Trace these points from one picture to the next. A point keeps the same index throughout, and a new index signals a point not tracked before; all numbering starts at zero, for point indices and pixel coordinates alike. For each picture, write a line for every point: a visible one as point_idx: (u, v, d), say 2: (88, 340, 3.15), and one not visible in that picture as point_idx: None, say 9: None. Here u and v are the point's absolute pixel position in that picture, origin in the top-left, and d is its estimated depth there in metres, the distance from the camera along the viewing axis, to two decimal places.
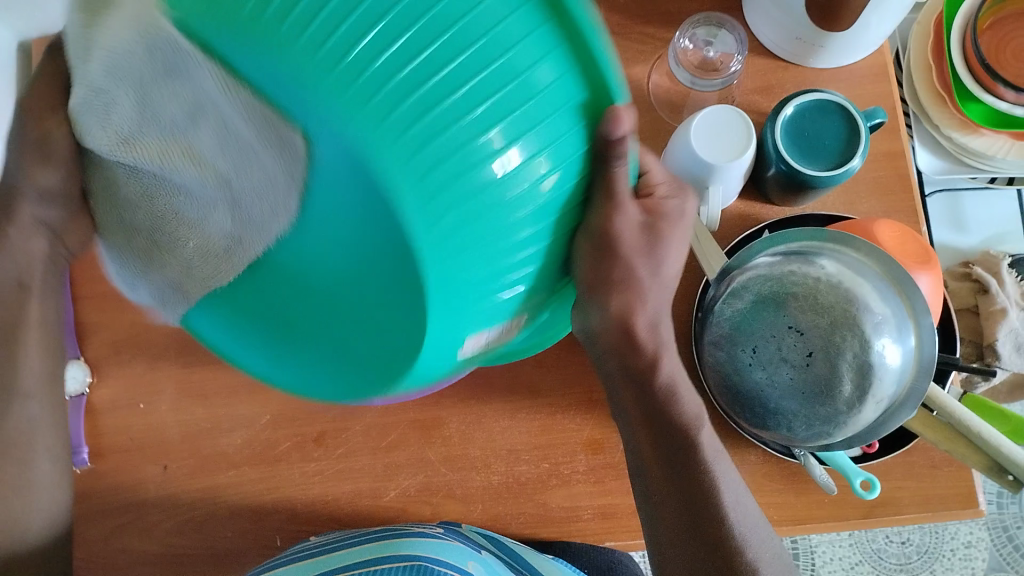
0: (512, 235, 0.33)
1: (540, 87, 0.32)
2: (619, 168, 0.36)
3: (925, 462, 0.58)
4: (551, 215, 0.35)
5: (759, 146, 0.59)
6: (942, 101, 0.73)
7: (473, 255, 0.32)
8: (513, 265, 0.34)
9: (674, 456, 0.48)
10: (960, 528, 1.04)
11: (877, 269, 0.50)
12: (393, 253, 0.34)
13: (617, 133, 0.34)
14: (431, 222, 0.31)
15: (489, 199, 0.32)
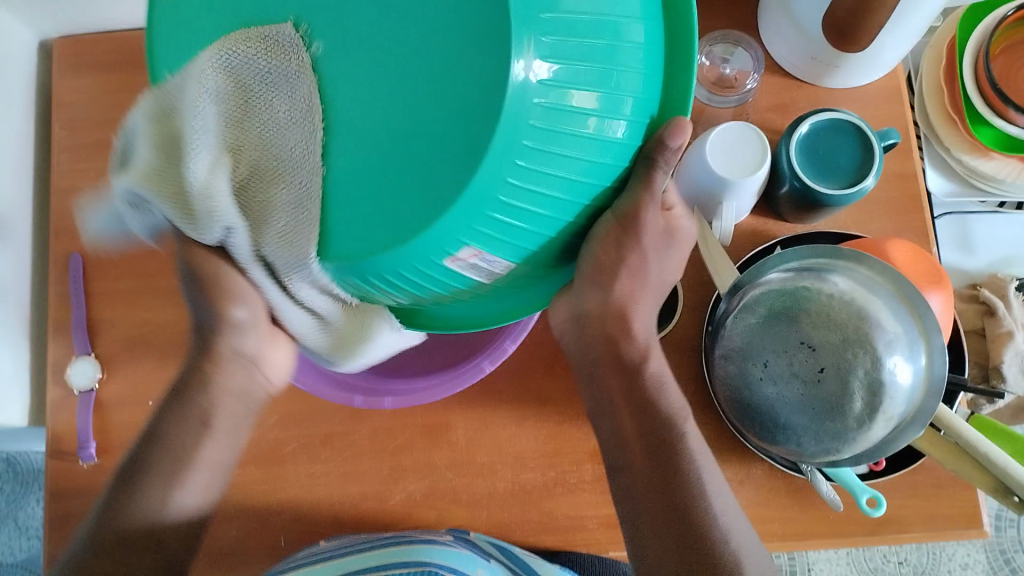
0: (563, 165, 0.37)
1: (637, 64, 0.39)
2: (660, 175, 0.42)
3: (930, 482, 0.58)
4: (593, 175, 0.40)
5: (773, 163, 0.59)
6: (953, 124, 0.74)
7: (534, 163, 0.36)
8: (545, 199, 0.38)
9: (664, 467, 0.49)
10: (958, 549, 1.04)
11: (888, 287, 0.50)
12: (433, 127, 0.36)
13: (675, 138, 0.41)
14: (526, 116, 0.35)
15: (568, 121, 0.36)
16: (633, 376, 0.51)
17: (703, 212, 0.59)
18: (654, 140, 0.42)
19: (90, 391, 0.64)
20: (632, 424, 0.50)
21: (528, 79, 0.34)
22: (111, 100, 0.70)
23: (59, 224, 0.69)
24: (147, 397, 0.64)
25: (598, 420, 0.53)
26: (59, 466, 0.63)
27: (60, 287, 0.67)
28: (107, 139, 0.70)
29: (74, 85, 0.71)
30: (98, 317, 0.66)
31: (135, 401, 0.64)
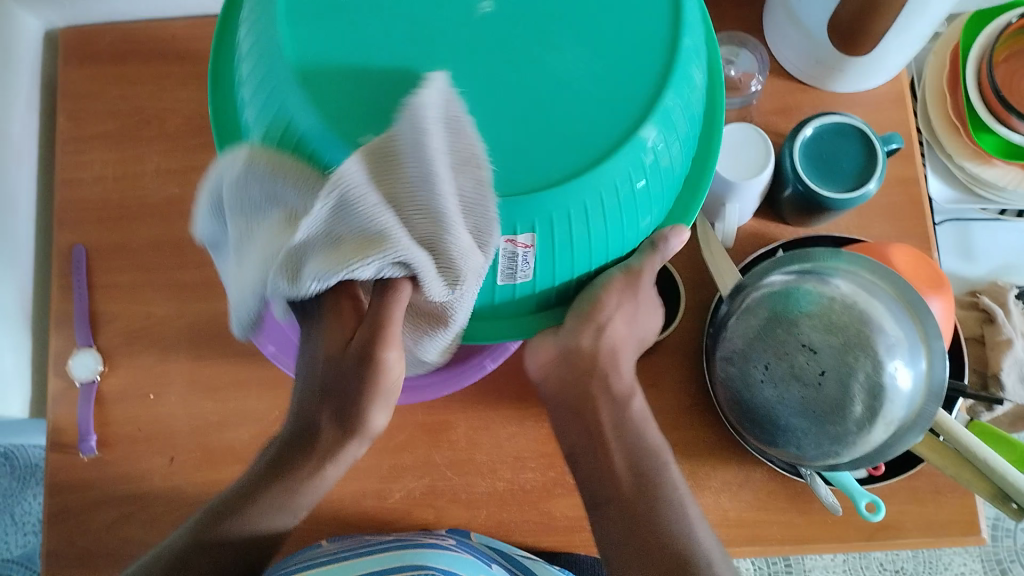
0: (615, 229, 0.45)
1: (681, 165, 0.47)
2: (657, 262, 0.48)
3: (929, 487, 0.58)
4: (619, 244, 0.47)
5: (776, 167, 0.59)
6: (955, 130, 0.74)
7: (598, 217, 0.43)
8: (588, 246, 0.44)
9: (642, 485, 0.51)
10: (954, 559, 1.04)
11: (891, 291, 0.50)
12: (546, 129, 0.41)
13: (677, 239, 0.48)
14: (618, 183, 0.43)
15: (631, 197, 0.44)
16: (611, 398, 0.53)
17: (707, 213, 0.59)
18: (658, 233, 0.48)
19: (92, 383, 0.64)
20: (618, 452, 0.52)
21: (644, 147, 0.42)
22: (117, 94, 0.70)
23: (63, 216, 0.68)
24: (148, 391, 0.64)
25: (578, 456, 0.54)
26: (59, 459, 0.63)
27: (63, 280, 0.67)
28: (113, 132, 0.70)
29: (80, 78, 0.71)
30: (100, 310, 0.66)
31: (135, 395, 0.64)
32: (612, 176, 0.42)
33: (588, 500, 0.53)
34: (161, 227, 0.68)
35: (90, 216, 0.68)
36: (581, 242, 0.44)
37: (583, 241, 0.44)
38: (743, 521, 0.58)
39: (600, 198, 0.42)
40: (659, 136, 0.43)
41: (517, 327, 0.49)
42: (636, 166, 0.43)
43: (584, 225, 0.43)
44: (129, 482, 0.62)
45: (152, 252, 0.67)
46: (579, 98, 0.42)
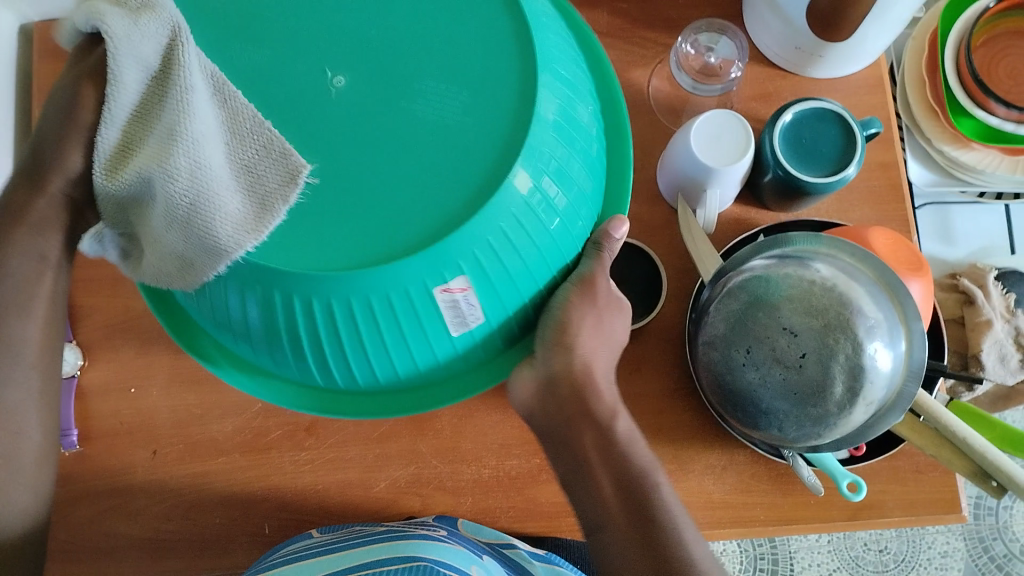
0: (531, 255, 0.45)
1: (583, 171, 0.48)
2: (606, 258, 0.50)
3: (910, 467, 0.59)
4: (552, 262, 0.47)
5: (756, 152, 0.60)
6: (934, 115, 0.75)
7: (509, 251, 0.44)
8: (517, 277, 0.45)
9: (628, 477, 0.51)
10: (937, 538, 1.05)
11: (870, 274, 0.51)
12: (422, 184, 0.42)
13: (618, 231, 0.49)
14: (513, 212, 0.43)
15: (536, 222, 0.44)
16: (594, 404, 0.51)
17: (688, 200, 0.59)
18: (600, 231, 0.50)
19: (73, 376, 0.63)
20: (606, 476, 0.51)
21: (522, 180, 0.42)
22: None
23: None
24: (129, 384, 0.64)
25: (572, 483, 0.53)
26: None
27: None
28: None
29: (54, 71, 0.70)
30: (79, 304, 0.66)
31: (117, 389, 0.64)
32: (513, 208, 0.43)
33: (587, 527, 0.52)
34: None
35: None
36: (511, 280, 0.45)
37: (520, 273, 0.45)
38: (727, 504, 0.59)
39: (506, 232, 0.43)
40: (535, 168, 0.43)
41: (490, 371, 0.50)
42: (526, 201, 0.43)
43: (510, 260, 0.44)
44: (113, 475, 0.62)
45: None
46: (449, 149, 0.43)
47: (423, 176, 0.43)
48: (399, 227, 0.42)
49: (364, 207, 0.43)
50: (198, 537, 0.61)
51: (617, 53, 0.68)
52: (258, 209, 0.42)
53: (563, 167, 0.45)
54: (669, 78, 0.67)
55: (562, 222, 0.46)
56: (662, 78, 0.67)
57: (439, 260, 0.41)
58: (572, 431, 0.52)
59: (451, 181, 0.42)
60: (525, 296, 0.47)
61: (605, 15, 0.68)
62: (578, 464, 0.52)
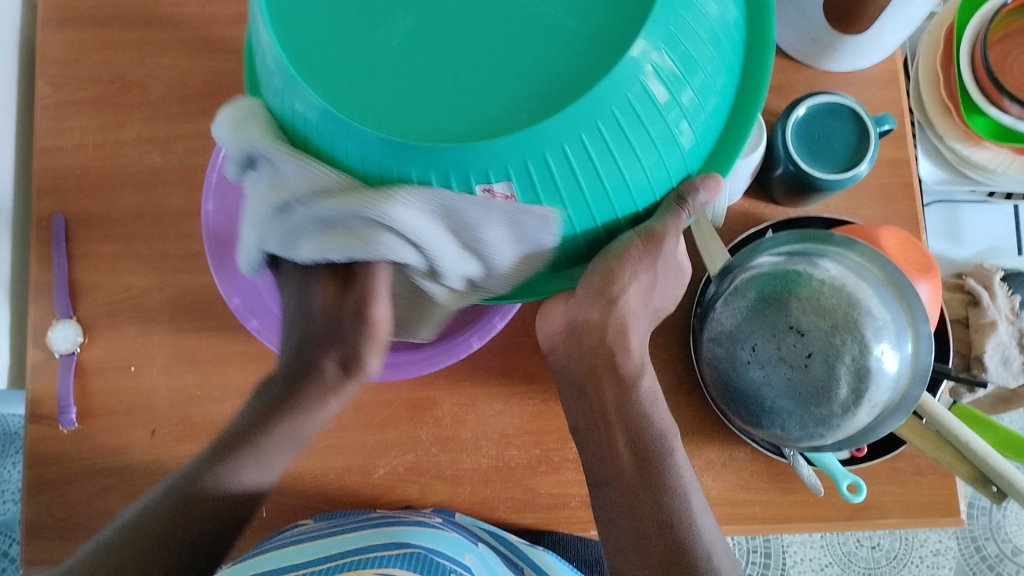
0: (612, 170, 0.40)
1: (704, 92, 0.42)
2: (684, 216, 0.43)
3: (911, 469, 0.58)
4: (629, 193, 0.42)
5: (768, 146, 0.59)
6: (948, 112, 0.73)
7: (593, 158, 0.39)
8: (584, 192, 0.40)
9: (646, 459, 0.50)
10: (930, 535, 1.05)
11: (879, 275, 0.50)
12: (508, 74, 0.38)
13: (705, 197, 0.43)
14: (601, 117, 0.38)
15: (632, 134, 0.39)
16: (626, 390, 0.51)
17: None
18: (684, 187, 0.43)
19: (71, 354, 0.63)
20: (622, 434, 0.51)
21: (632, 73, 0.37)
22: (96, 58, 0.68)
23: (40, 184, 0.67)
24: (129, 363, 0.63)
25: (582, 434, 0.53)
26: (37, 431, 0.62)
27: (41, 248, 0.66)
28: (91, 98, 0.68)
29: (58, 42, 0.69)
30: (78, 280, 0.65)
31: (116, 367, 0.63)
32: (625, 93, 0.38)
33: (592, 480, 0.53)
34: (143, 197, 0.66)
35: (69, 184, 0.67)
36: (583, 195, 0.40)
37: (607, 182, 0.40)
38: (725, 500, 0.58)
39: (588, 138, 0.38)
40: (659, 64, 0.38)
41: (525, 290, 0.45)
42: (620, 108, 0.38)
43: (613, 161, 0.39)
44: (109, 455, 0.62)
45: (132, 222, 0.66)
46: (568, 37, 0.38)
47: (517, 59, 0.38)
48: (469, 107, 0.38)
49: (442, 81, 0.38)
50: None
51: None
52: (506, 231, 0.40)
53: (699, 76, 0.41)
54: None
55: (661, 142, 0.40)
56: None
57: (518, 147, 0.37)
58: (592, 384, 0.52)
59: (550, 70, 0.38)
60: (582, 226, 0.42)
61: None
62: (593, 411, 0.52)
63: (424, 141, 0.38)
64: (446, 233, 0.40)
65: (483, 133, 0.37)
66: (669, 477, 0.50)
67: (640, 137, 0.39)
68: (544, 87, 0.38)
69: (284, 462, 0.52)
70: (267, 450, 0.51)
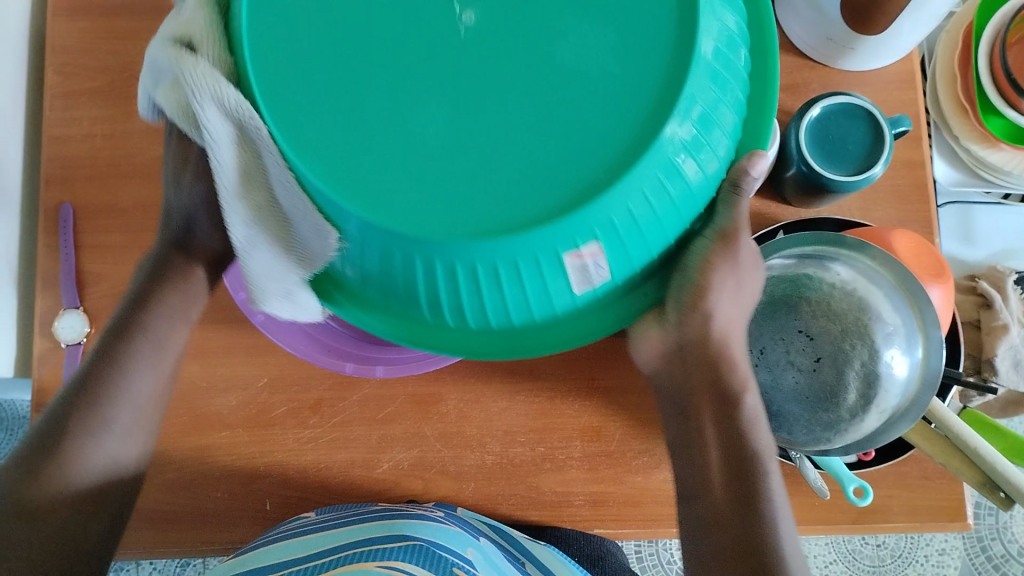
0: (669, 221, 0.41)
1: (727, 119, 0.42)
2: (744, 200, 0.43)
3: (918, 474, 0.58)
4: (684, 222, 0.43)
5: (781, 146, 0.58)
6: (964, 112, 0.72)
7: (649, 216, 0.40)
8: (648, 245, 0.42)
9: (740, 469, 0.47)
10: (935, 535, 1.05)
11: (891, 279, 0.49)
12: (546, 143, 0.40)
13: (753, 170, 0.43)
14: (652, 175, 0.39)
15: (680, 185, 0.40)
16: (725, 399, 0.47)
17: None
18: (735, 169, 0.43)
19: (79, 343, 0.63)
20: (716, 447, 0.48)
21: (669, 137, 0.39)
22: (106, 47, 0.68)
23: (48, 172, 0.67)
24: None
25: (681, 451, 0.50)
26: None
27: (48, 237, 0.66)
28: (101, 87, 0.68)
29: (68, 30, 0.69)
30: (86, 270, 0.65)
31: None
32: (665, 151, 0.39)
33: (682, 494, 0.50)
34: (151, 188, 0.66)
35: (77, 173, 0.67)
36: (652, 239, 0.41)
37: (658, 232, 0.41)
38: None
39: (647, 196, 0.39)
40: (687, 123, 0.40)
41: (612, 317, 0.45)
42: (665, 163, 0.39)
43: (667, 215, 0.41)
44: None
45: (140, 213, 0.66)
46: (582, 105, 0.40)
47: (543, 137, 0.40)
48: (506, 192, 0.39)
49: (478, 165, 0.40)
50: (199, 509, 0.61)
51: None
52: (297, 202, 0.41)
53: (698, 109, 0.40)
54: None
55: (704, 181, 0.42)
56: None
57: (576, 226, 0.38)
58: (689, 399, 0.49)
59: (580, 147, 0.39)
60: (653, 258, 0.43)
61: None
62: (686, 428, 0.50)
63: (495, 231, 0.38)
64: (235, 171, 0.41)
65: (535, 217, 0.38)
66: (764, 488, 0.46)
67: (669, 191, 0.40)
68: (575, 165, 0.39)
69: (137, 443, 0.51)
70: (98, 428, 0.48)
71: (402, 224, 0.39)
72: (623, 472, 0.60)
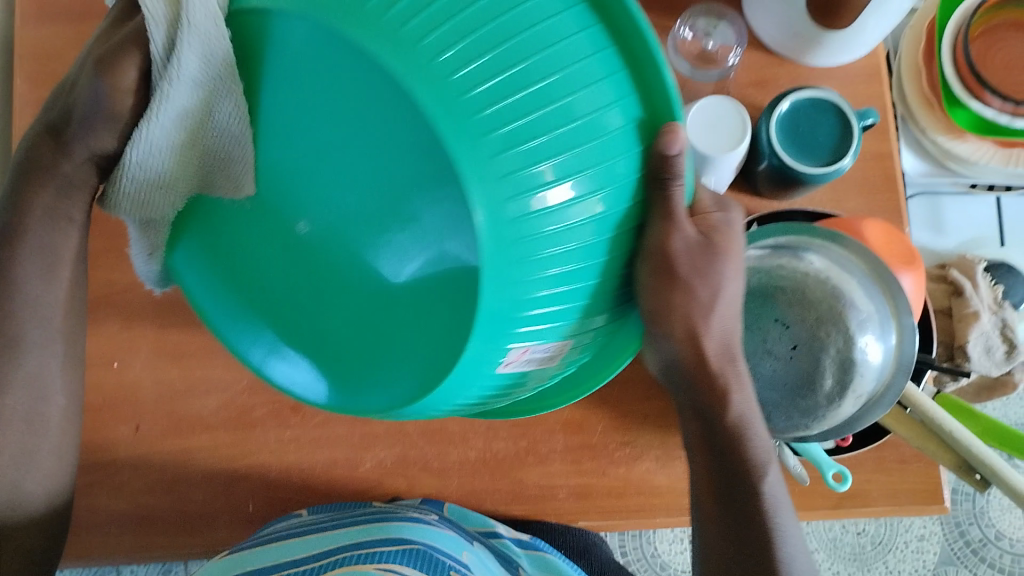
0: (584, 276, 0.36)
1: (608, 129, 0.35)
2: (676, 192, 0.38)
3: (895, 457, 0.59)
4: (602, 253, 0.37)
5: (752, 139, 0.59)
6: (930, 105, 0.74)
7: (548, 295, 0.35)
8: (575, 308, 0.37)
9: (730, 476, 0.47)
10: (915, 522, 1.07)
11: (863, 267, 0.51)
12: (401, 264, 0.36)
13: (673, 150, 0.36)
14: (523, 260, 0.33)
15: (575, 252, 0.35)
16: (714, 416, 0.46)
17: None
18: (656, 152, 0.36)
19: None
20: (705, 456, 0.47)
21: (516, 218, 0.32)
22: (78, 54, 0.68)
23: None
24: (113, 359, 0.63)
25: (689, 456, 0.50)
26: None
27: None
28: None
29: (38, 38, 0.68)
30: None
31: (100, 364, 0.63)
32: (476, 283, 0.34)
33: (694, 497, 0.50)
34: None
35: None
36: (575, 291, 0.36)
37: (584, 283, 0.37)
38: None
39: (538, 283, 0.34)
40: (544, 190, 0.33)
41: (626, 346, 0.46)
42: (518, 245, 0.33)
43: (581, 281, 0.36)
44: (94, 450, 0.61)
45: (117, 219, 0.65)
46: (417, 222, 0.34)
47: (391, 267, 0.36)
48: (412, 332, 0.38)
49: (374, 305, 0.38)
50: (182, 513, 0.61)
51: None
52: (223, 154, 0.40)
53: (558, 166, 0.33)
54: None
55: (606, 221, 0.36)
56: None
57: (485, 330, 0.35)
58: (696, 402, 0.46)
59: (432, 257, 0.35)
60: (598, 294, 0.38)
61: None
62: (694, 430, 0.47)
63: (429, 376, 0.37)
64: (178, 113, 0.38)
65: (423, 365, 0.38)
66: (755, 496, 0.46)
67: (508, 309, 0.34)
68: (445, 288, 0.35)
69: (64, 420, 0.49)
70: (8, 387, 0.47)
71: (342, 382, 0.42)
72: (606, 464, 0.60)
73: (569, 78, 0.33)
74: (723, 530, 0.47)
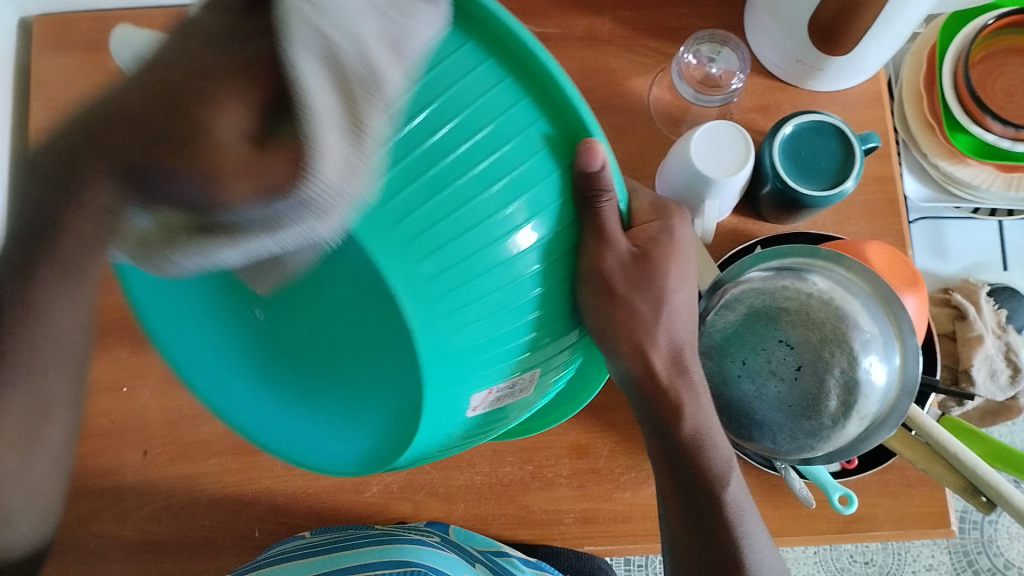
0: (523, 301, 0.38)
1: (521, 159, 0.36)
2: (605, 205, 0.40)
3: (901, 482, 0.59)
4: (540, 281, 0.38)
5: (756, 163, 0.60)
6: (931, 131, 0.75)
7: (480, 324, 0.36)
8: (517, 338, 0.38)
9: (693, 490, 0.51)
10: (923, 550, 1.06)
11: (866, 288, 0.51)
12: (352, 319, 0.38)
13: (593, 164, 0.37)
14: (456, 301, 0.35)
15: (508, 288, 0.36)
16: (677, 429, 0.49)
17: (687, 208, 0.59)
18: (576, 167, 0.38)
19: None
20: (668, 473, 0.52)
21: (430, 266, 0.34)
22: (90, 81, 0.69)
23: None
24: (121, 384, 0.63)
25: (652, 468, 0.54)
26: None
27: None
28: None
29: (51, 66, 0.70)
30: None
31: (108, 388, 0.63)
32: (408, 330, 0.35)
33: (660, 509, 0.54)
34: None
35: None
36: (511, 319, 0.37)
37: (521, 308, 0.38)
38: None
39: (477, 327, 0.36)
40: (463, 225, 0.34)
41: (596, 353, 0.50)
42: (458, 287, 0.35)
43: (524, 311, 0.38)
44: (101, 476, 0.61)
45: None
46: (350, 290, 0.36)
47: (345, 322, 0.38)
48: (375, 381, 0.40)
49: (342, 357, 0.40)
50: (188, 539, 0.61)
51: (620, 63, 0.68)
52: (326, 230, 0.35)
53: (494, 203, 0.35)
54: (671, 88, 0.67)
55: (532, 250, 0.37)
56: (662, 88, 0.67)
57: (441, 372, 0.36)
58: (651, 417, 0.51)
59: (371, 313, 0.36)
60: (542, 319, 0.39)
61: (608, 23, 0.68)
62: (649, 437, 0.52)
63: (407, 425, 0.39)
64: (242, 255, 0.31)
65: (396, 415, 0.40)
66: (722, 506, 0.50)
67: (467, 350, 0.36)
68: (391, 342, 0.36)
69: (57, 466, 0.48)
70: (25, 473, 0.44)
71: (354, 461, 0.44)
72: (612, 488, 0.60)
73: (500, 128, 0.35)
74: (687, 529, 0.51)
